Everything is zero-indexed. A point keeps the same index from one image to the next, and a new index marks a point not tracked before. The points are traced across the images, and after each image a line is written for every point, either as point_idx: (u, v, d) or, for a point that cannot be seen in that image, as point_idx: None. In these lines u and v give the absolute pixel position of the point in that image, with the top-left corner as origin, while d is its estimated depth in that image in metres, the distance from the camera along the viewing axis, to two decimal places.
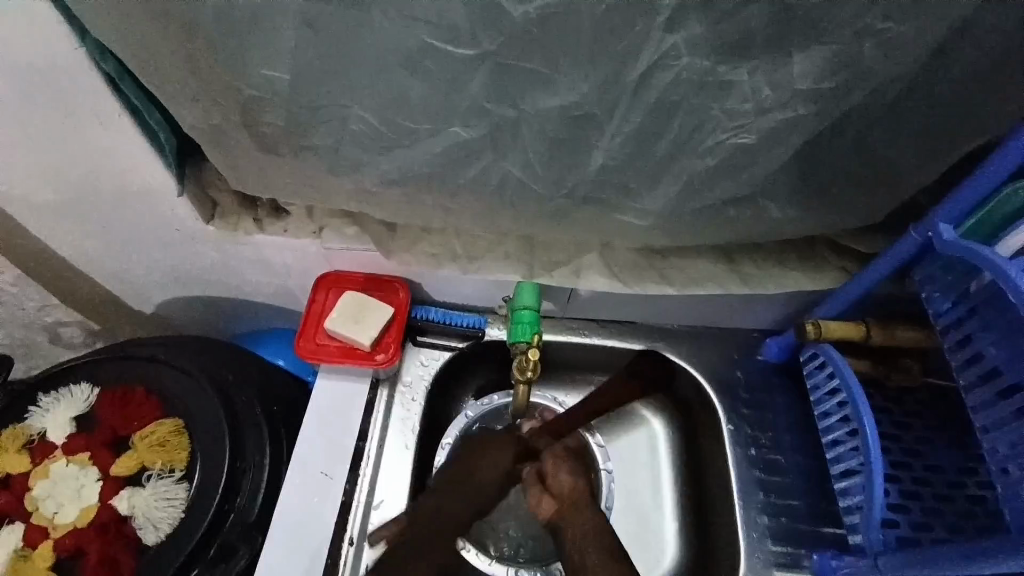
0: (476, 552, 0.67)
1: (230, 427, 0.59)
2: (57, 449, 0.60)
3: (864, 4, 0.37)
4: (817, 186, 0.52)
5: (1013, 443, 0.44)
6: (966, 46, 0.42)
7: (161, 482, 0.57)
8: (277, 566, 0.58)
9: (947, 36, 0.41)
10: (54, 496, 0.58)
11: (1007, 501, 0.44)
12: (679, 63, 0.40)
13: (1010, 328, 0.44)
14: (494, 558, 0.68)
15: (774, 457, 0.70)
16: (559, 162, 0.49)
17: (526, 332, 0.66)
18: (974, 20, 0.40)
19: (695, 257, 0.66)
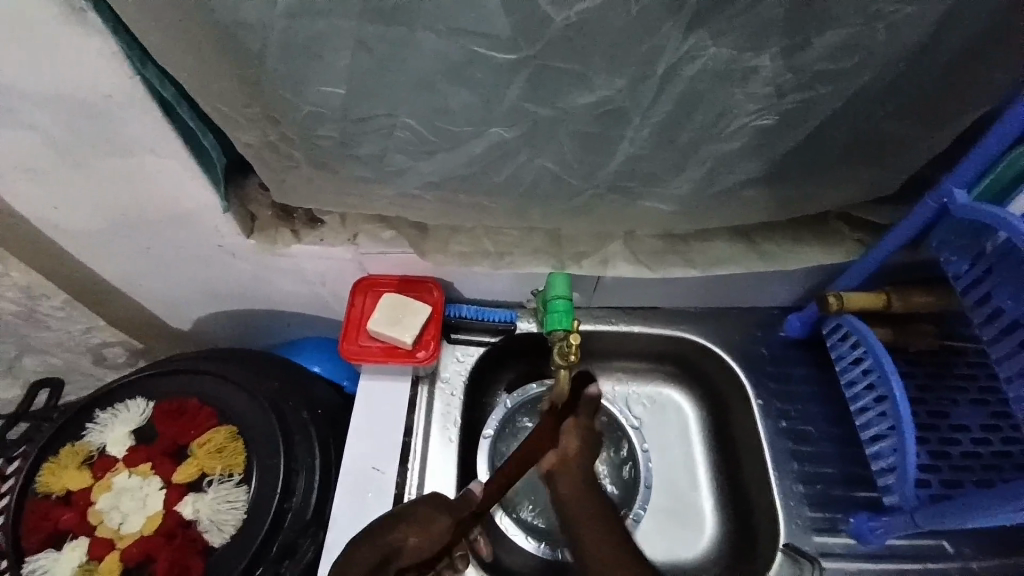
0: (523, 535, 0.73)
1: (282, 430, 0.68)
2: (118, 462, 0.69)
3: None
4: (830, 163, 0.53)
5: None
6: (994, 10, 0.41)
7: (222, 486, 0.66)
8: (345, 539, 0.67)
9: (955, 13, 0.41)
10: (118, 508, 0.67)
11: None
12: (704, 55, 0.41)
13: None
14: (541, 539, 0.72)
15: (803, 427, 0.75)
16: (591, 159, 0.50)
17: (563, 320, 0.68)
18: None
19: (714, 240, 0.71)
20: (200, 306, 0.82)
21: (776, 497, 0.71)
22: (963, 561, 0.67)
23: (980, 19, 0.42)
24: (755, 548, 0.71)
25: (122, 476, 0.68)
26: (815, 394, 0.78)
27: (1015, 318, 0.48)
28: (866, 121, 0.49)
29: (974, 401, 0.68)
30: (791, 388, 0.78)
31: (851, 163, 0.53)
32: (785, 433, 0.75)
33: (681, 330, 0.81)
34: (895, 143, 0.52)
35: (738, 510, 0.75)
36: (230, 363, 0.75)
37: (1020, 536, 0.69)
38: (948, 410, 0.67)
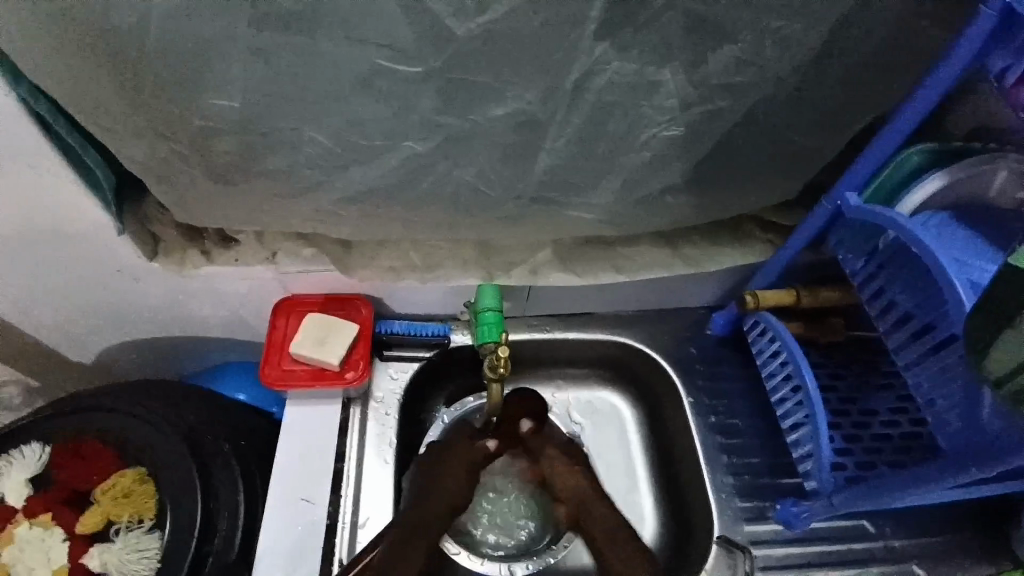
0: (467, 555, 0.69)
1: (200, 468, 0.63)
2: (18, 512, 0.62)
3: (764, 6, 0.40)
4: (738, 171, 0.56)
5: (931, 377, 0.50)
6: (868, 28, 0.44)
7: (131, 534, 0.61)
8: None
9: (835, 31, 0.44)
10: (23, 562, 0.60)
11: (938, 428, 0.50)
12: (610, 67, 0.41)
13: (913, 278, 0.51)
14: (485, 556, 0.69)
15: (731, 421, 0.79)
16: (510, 170, 0.50)
17: (493, 333, 0.67)
18: (855, 15, 0.43)
19: (640, 245, 0.73)
20: (104, 337, 0.75)
21: (709, 491, 0.73)
22: (880, 537, 0.72)
23: (857, 36, 0.45)
24: (694, 542, 0.73)
25: (24, 527, 0.61)
26: (742, 389, 0.81)
27: (906, 310, 0.52)
28: (766, 130, 0.52)
29: (880, 386, 0.73)
30: (719, 384, 0.81)
31: (757, 169, 0.56)
32: (715, 428, 0.78)
33: (614, 334, 0.82)
34: (795, 150, 0.55)
35: (676, 506, 0.77)
36: (140, 395, 0.69)
37: (929, 510, 0.74)
38: (858, 396, 0.72)
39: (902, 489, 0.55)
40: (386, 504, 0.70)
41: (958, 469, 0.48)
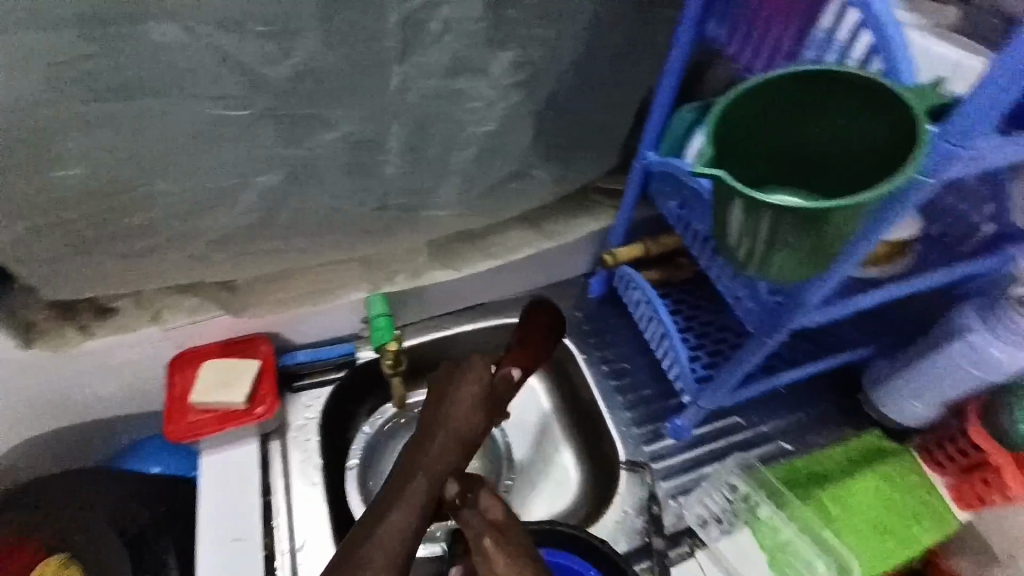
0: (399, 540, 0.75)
1: (126, 539, 0.66)
2: None
3: (522, 17, 0.50)
4: (559, 154, 0.67)
5: (731, 277, 0.63)
6: (615, 22, 0.56)
7: None
8: None
9: (591, 29, 0.55)
10: None
11: (745, 315, 0.62)
12: (417, 83, 0.50)
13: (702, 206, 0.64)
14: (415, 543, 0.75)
15: (621, 364, 0.90)
16: (360, 185, 0.57)
17: (387, 335, 0.73)
18: (600, 16, 0.55)
19: (507, 231, 0.83)
20: None
21: (611, 427, 0.84)
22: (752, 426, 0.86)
23: (609, 30, 0.57)
24: (610, 475, 0.83)
25: None
26: (626, 336, 0.93)
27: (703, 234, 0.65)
28: (569, 115, 0.63)
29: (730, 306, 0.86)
30: (606, 337, 0.93)
31: (574, 149, 0.67)
32: (608, 375, 0.89)
33: (510, 314, 0.90)
34: (599, 128, 0.67)
35: (592, 451, 0.86)
36: (50, 483, 0.69)
37: (790, 396, 0.89)
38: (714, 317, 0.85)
39: (737, 368, 0.67)
40: (320, 524, 0.71)
41: (760, 341, 0.61)
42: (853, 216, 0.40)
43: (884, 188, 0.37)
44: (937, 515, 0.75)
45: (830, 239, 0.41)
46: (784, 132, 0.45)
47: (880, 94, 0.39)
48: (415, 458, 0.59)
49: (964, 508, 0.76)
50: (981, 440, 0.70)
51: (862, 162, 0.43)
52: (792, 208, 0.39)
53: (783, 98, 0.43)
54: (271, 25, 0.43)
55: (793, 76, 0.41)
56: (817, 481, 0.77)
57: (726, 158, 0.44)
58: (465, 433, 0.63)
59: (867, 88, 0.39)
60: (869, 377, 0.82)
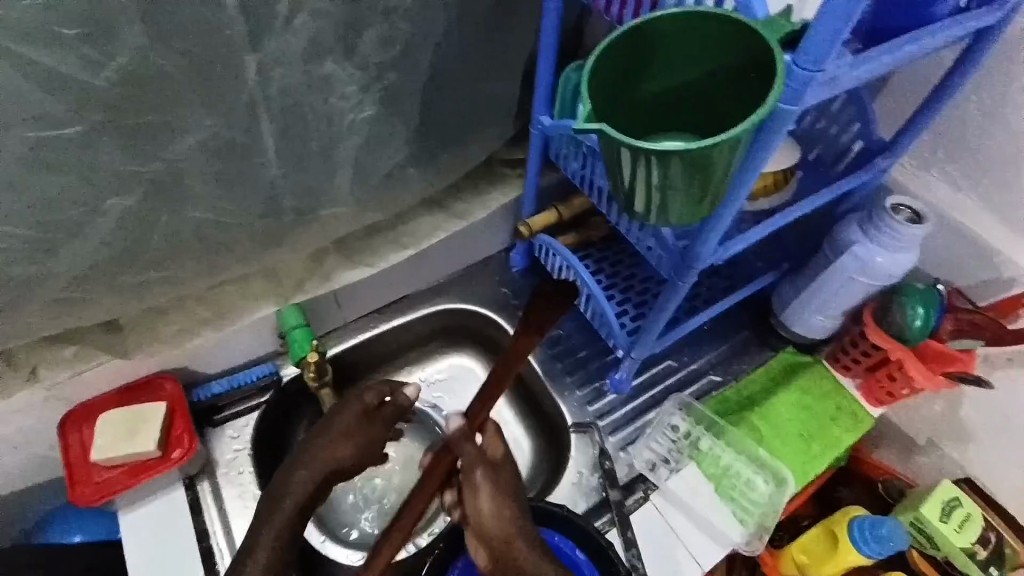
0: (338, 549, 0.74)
1: None
2: None
3: None
4: (452, 129, 0.64)
5: (639, 228, 0.64)
6: None
7: None
8: None
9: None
10: None
11: (657, 262, 0.64)
12: (277, 74, 0.46)
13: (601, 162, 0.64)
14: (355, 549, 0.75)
15: (555, 332, 0.90)
16: (238, 194, 0.52)
17: (304, 347, 0.68)
18: None
19: (416, 218, 0.80)
20: None
21: (554, 394, 0.85)
22: (684, 365, 0.90)
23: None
24: (563, 441, 0.84)
25: None
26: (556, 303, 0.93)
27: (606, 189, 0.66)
28: (453, 89, 0.61)
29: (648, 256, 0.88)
30: None
31: (466, 123, 0.65)
32: (544, 344, 0.88)
33: (434, 301, 0.88)
34: (488, 97, 0.65)
35: (539, 421, 0.88)
36: None
37: (715, 331, 0.94)
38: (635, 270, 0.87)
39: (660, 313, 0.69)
40: None
41: (676, 286, 0.63)
42: (734, 151, 0.41)
43: (754, 120, 0.38)
44: (852, 417, 0.82)
45: (714, 179, 0.43)
46: (655, 78, 0.45)
47: (735, 28, 0.40)
48: (282, 479, 0.64)
49: (875, 406, 0.83)
50: (880, 340, 0.75)
51: (732, 98, 0.44)
52: (671, 153, 0.39)
53: (650, 44, 0.43)
54: (82, 27, 0.37)
55: (656, 21, 0.42)
56: (746, 407, 0.83)
57: (606, 110, 0.44)
58: (332, 459, 0.65)
59: (724, 25, 0.41)
60: (776, 299, 0.88)
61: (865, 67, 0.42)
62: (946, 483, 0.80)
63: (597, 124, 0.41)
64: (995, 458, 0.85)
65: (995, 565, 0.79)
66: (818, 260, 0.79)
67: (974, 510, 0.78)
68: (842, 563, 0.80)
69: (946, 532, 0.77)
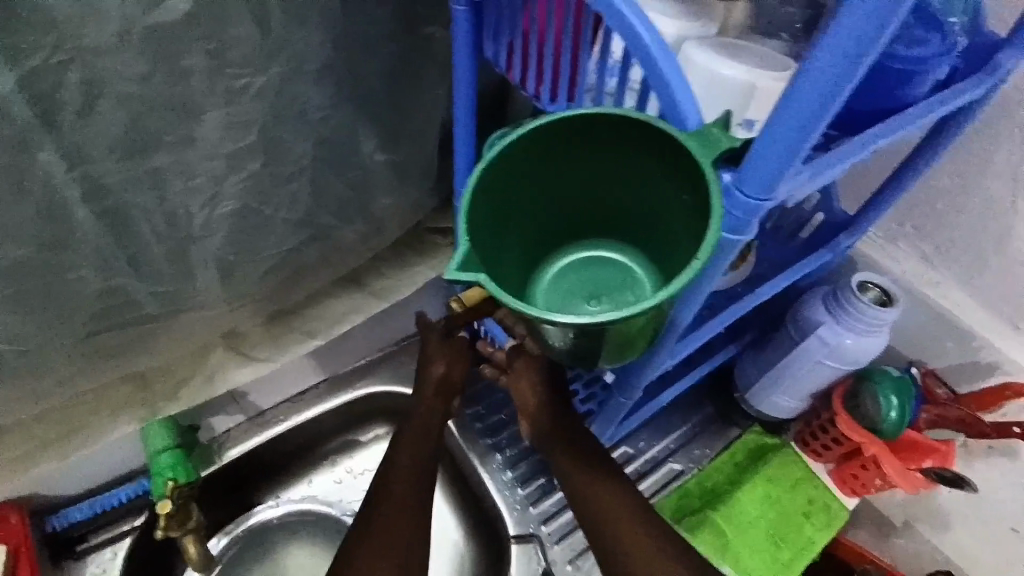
0: None
1: None
2: None
3: (209, 72, 0.38)
4: (352, 208, 0.55)
5: None
6: (363, 59, 0.46)
7: None
8: None
9: (331, 73, 0.45)
10: None
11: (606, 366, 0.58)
12: (81, 169, 0.38)
13: None
14: None
15: (496, 417, 0.79)
16: (52, 308, 0.42)
17: (160, 483, 0.59)
18: (337, 51, 0.44)
19: (326, 299, 0.67)
20: None
21: (494, 495, 0.74)
22: (641, 452, 0.80)
23: (358, 69, 0.47)
24: (501, 550, 0.73)
25: None
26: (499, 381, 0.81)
27: None
28: (344, 168, 0.51)
29: None
30: (478, 386, 0.80)
31: (368, 200, 0.56)
32: (484, 433, 0.77)
33: (356, 387, 0.75)
34: (391, 172, 0.56)
35: (479, 524, 0.76)
36: None
37: (677, 406, 0.84)
38: None
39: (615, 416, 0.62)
40: None
41: (619, 399, 0.59)
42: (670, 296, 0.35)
43: (690, 274, 0.31)
44: (825, 511, 0.74)
45: (651, 322, 0.36)
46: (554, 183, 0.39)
47: (660, 141, 0.33)
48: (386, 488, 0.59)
49: (848, 494, 0.75)
50: (852, 432, 0.67)
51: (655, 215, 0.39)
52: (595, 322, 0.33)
53: (543, 152, 0.37)
54: None
55: (555, 125, 0.35)
56: (708, 503, 0.74)
57: (490, 234, 0.37)
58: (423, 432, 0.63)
59: (642, 133, 0.34)
60: (738, 377, 0.79)
61: (825, 175, 0.35)
62: None
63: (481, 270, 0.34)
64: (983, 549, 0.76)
65: None
66: (778, 340, 0.71)
67: None
68: None
69: None
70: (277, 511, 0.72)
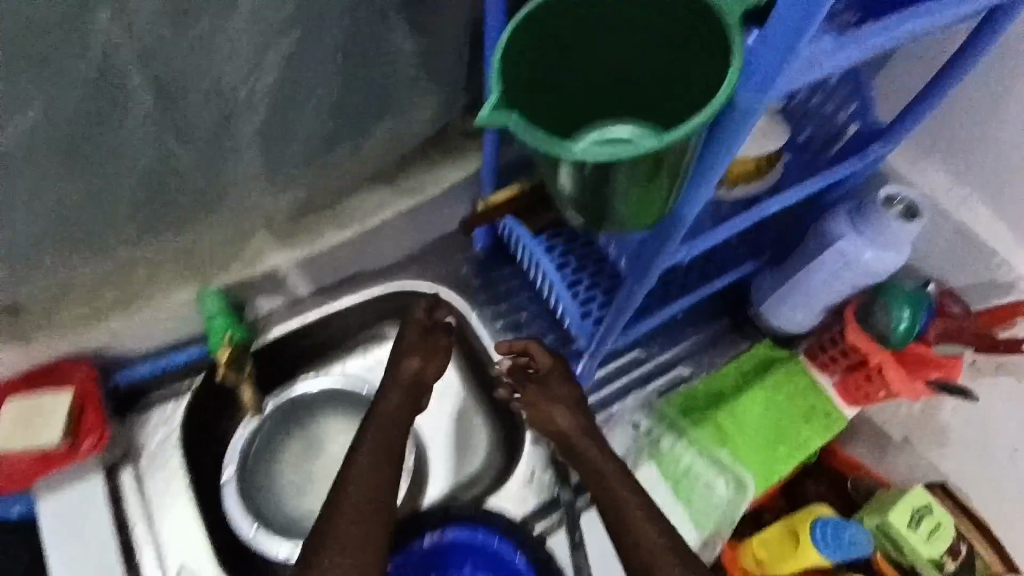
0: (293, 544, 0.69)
1: None
2: None
3: None
4: (382, 97, 0.57)
5: None
6: None
7: None
8: None
9: None
10: None
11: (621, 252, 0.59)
12: (135, 34, 0.41)
13: None
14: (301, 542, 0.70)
15: (516, 316, 0.83)
16: (110, 167, 0.47)
17: (218, 339, 0.65)
18: None
19: (362, 192, 0.73)
20: None
21: (513, 387, 0.80)
22: (652, 356, 0.85)
23: None
24: (516, 432, 0.79)
25: None
26: (520, 286, 0.85)
27: None
28: (373, 53, 0.54)
29: None
30: (499, 288, 0.85)
31: (394, 89, 0.58)
32: (504, 330, 0.83)
33: (390, 283, 0.79)
34: (420, 62, 0.57)
35: (496, 412, 0.82)
36: None
37: (689, 318, 0.87)
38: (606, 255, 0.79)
39: (625, 307, 0.63)
40: (199, 548, 0.66)
41: (634, 287, 0.59)
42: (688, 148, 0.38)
43: (707, 113, 0.36)
44: (825, 418, 0.77)
45: (666, 181, 0.40)
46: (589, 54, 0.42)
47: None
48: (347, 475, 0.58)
49: (850, 405, 0.78)
50: (859, 340, 0.69)
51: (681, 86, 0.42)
52: (616, 159, 0.36)
53: (583, 16, 0.40)
54: None
55: None
56: (713, 402, 0.78)
57: (526, 90, 0.40)
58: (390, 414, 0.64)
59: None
60: (755, 291, 0.80)
61: (843, 53, 0.38)
62: (920, 488, 0.77)
63: (513, 114, 0.37)
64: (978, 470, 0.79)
65: None
66: (798, 254, 0.71)
67: (947, 521, 0.76)
68: (801, 564, 0.77)
69: (914, 542, 0.75)
70: (310, 385, 0.78)
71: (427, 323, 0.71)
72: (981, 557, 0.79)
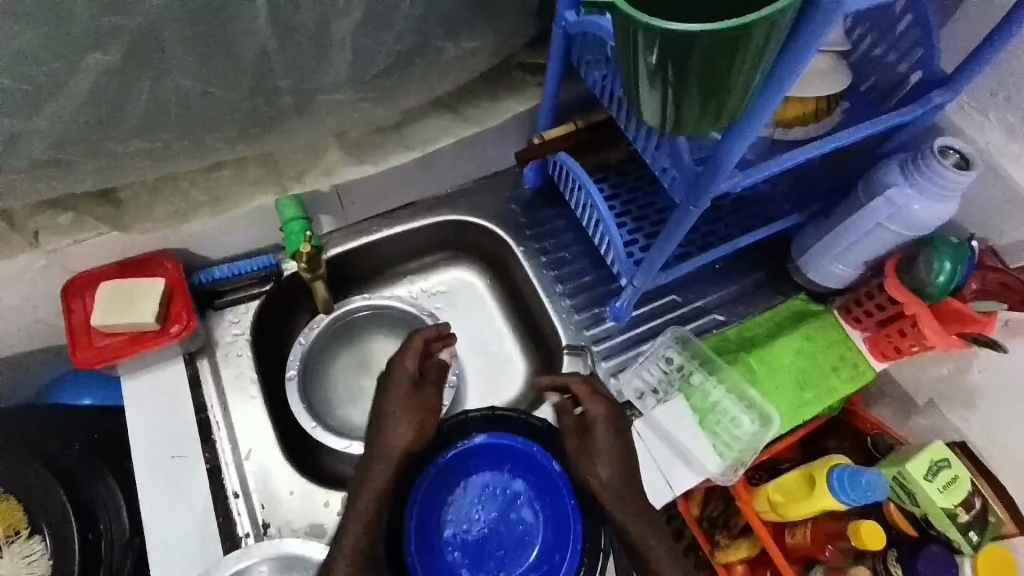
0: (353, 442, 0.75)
1: (59, 479, 0.67)
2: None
3: None
4: (461, 17, 0.60)
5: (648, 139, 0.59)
6: None
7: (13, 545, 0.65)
8: (171, 522, 0.66)
9: None
10: None
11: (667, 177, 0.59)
12: None
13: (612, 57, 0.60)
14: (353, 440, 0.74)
15: (559, 254, 0.87)
16: (220, 61, 0.52)
17: (299, 239, 0.69)
18: None
19: (422, 116, 0.75)
20: None
21: (554, 318, 0.83)
22: (687, 302, 0.88)
23: None
24: (553, 360, 0.84)
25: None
26: (564, 226, 0.89)
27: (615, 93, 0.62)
28: None
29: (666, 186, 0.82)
30: (544, 228, 0.88)
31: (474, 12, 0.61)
32: (548, 267, 0.86)
33: (440, 214, 0.86)
34: None
35: (534, 341, 0.87)
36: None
37: (726, 271, 0.90)
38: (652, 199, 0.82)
39: (673, 233, 0.62)
40: (266, 436, 0.73)
41: (687, 211, 0.58)
42: (770, 37, 0.38)
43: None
44: (853, 368, 0.79)
45: (745, 72, 0.40)
46: None
47: None
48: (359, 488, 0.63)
49: (879, 360, 0.79)
50: (897, 293, 0.71)
51: None
52: (695, 36, 0.37)
53: None
54: None
55: None
56: (744, 347, 0.81)
57: None
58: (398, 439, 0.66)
59: None
60: (797, 242, 0.83)
61: None
62: (939, 444, 0.78)
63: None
64: (1005, 436, 0.79)
65: (975, 529, 0.77)
66: (849, 203, 0.72)
67: (963, 473, 0.77)
68: (815, 506, 0.79)
69: (929, 490, 0.76)
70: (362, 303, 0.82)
71: (415, 375, 0.70)
72: (997, 515, 0.79)
